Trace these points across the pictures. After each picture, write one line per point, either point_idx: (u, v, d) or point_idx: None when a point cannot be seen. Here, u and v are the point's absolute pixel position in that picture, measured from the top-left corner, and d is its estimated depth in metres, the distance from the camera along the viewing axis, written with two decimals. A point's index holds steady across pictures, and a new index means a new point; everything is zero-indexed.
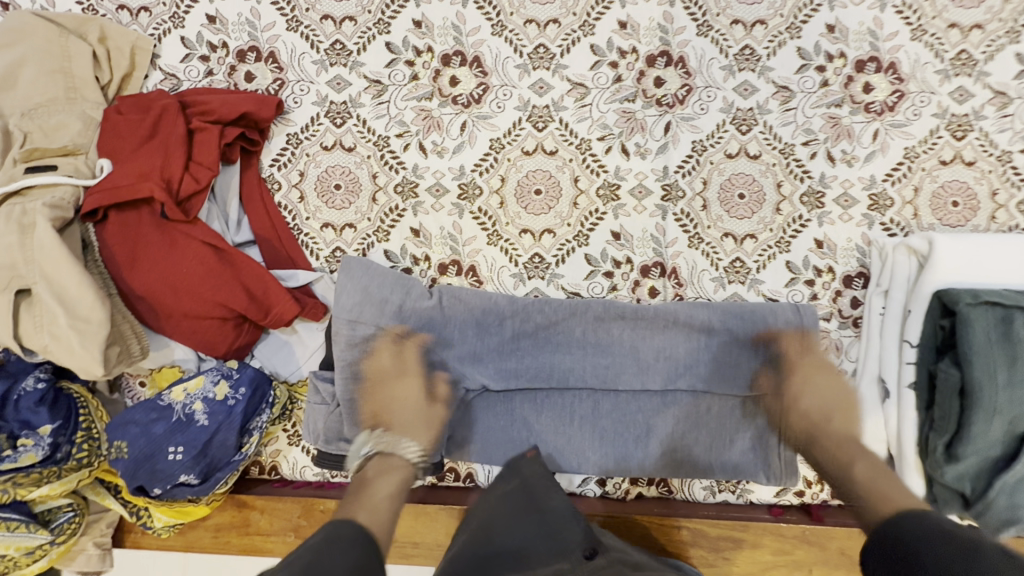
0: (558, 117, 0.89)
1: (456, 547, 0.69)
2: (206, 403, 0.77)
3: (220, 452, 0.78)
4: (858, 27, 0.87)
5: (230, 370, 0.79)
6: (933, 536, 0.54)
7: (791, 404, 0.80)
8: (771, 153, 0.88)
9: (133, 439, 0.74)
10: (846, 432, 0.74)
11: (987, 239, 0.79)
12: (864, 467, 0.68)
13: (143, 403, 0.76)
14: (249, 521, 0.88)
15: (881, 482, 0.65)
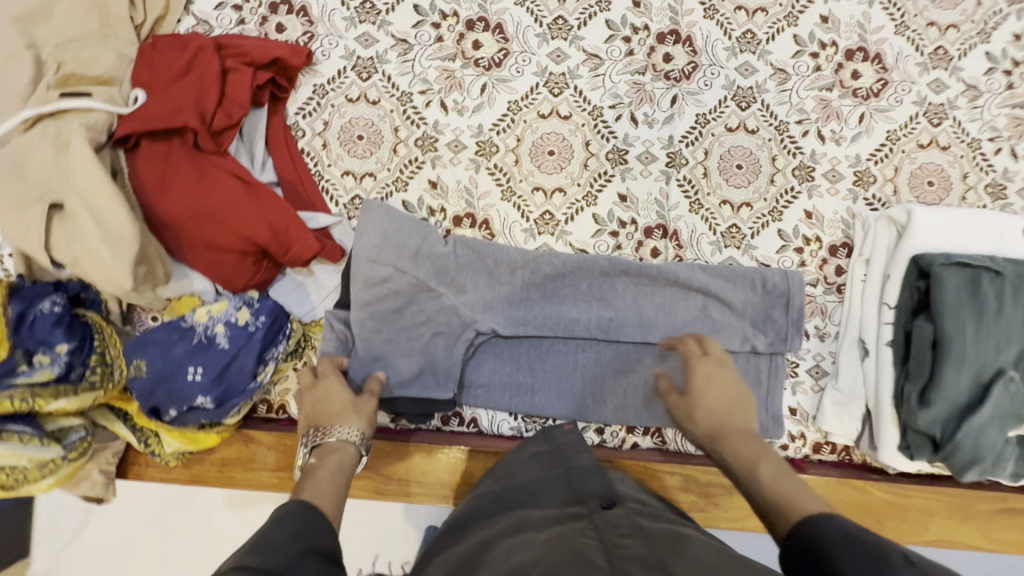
0: (573, 85, 0.95)
1: (485, 490, 0.76)
2: (227, 327, 0.79)
3: (236, 378, 0.80)
4: (849, 19, 0.96)
5: (252, 298, 0.81)
6: (844, 545, 0.52)
7: (694, 404, 0.79)
8: (768, 129, 0.96)
9: (154, 358, 0.77)
10: (746, 428, 0.75)
11: (958, 212, 0.87)
12: (769, 465, 0.68)
13: (165, 325, 0.79)
14: (256, 456, 0.89)
15: (786, 482, 0.65)
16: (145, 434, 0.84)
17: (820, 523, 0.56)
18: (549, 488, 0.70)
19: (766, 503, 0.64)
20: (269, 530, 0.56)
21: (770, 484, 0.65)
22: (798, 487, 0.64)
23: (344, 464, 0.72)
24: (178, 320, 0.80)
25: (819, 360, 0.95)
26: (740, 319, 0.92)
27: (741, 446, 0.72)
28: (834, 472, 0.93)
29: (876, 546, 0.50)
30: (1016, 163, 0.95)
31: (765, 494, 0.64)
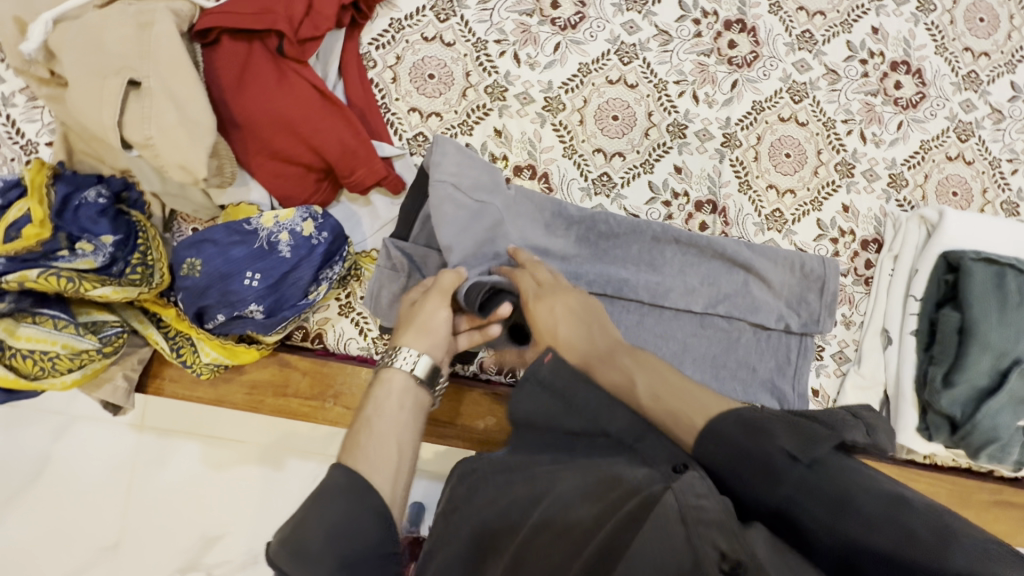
0: (642, 56, 0.99)
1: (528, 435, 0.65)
2: (291, 236, 0.76)
3: (291, 291, 0.77)
4: (896, 34, 1.03)
5: (318, 212, 0.79)
6: (735, 464, 0.51)
7: (553, 342, 0.72)
8: (816, 124, 1.01)
9: (211, 257, 0.74)
10: (609, 349, 0.70)
11: (984, 217, 0.94)
12: (644, 385, 0.62)
13: (225, 226, 0.76)
14: (289, 381, 0.86)
15: (669, 392, 0.60)
16: (180, 344, 0.80)
17: (703, 443, 0.53)
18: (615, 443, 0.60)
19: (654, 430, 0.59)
20: (307, 519, 0.52)
21: (651, 406, 0.60)
22: (676, 395, 0.59)
23: (391, 403, 0.66)
24: (239, 222, 0.76)
25: (844, 346, 0.99)
26: (777, 298, 0.96)
27: (610, 372, 0.66)
28: None
29: (762, 450, 0.50)
30: None
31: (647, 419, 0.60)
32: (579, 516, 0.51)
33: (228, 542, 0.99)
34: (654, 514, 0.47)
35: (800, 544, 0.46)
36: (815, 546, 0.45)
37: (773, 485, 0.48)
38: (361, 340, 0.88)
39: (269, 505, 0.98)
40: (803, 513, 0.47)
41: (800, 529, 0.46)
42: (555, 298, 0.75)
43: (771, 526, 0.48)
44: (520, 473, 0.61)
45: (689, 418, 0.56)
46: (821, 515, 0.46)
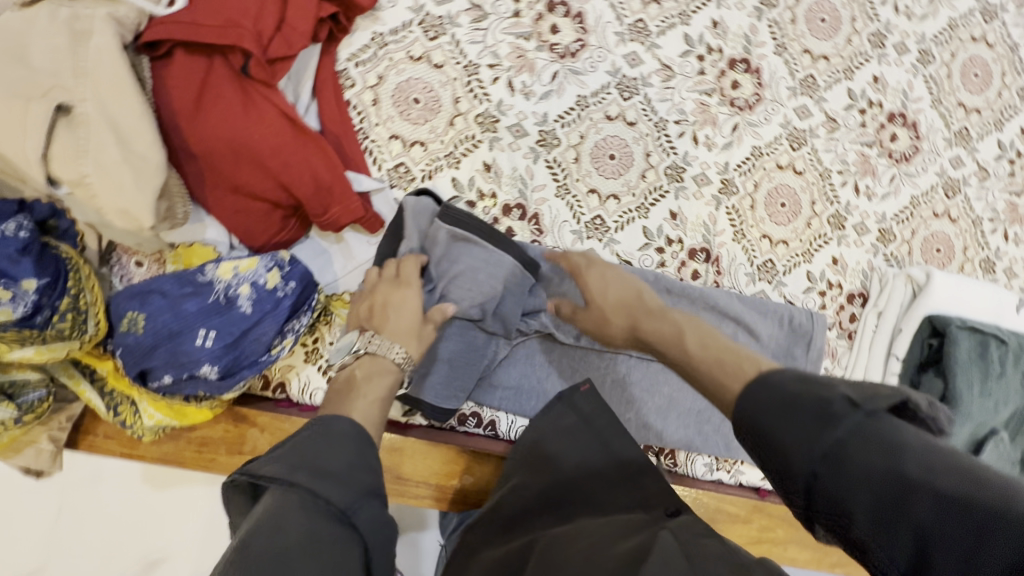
0: (643, 92, 0.93)
1: (523, 479, 0.74)
2: (253, 289, 0.70)
3: (250, 349, 0.70)
4: (895, 85, 1.01)
5: (284, 260, 0.73)
6: (787, 412, 0.45)
7: (600, 307, 0.71)
8: (813, 173, 0.99)
9: (158, 312, 0.67)
10: (658, 307, 0.67)
11: (969, 281, 0.94)
12: (697, 339, 0.59)
13: (174, 276, 0.69)
14: (245, 438, 0.78)
15: (718, 343, 0.57)
16: (116, 401, 0.71)
17: (751, 393, 0.48)
18: (606, 486, 0.70)
19: (702, 380, 0.55)
20: (311, 450, 0.48)
21: (702, 357, 0.56)
22: (730, 347, 0.56)
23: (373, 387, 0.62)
24: (191, 271, 0.70)
25: None
26: (765, 352, 0.94)
27: (659, 329, 0.63)
28: None
29: (814, 398, 0.45)
30: (1006, 245, 1.05)
31: (695, 369, 0.56)
32: (579, 551, 0.56)
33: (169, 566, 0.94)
34: (653, 550, 0.52)
35: (848, 489, 0.41)
36: (863, 492, 0.41)
37: (825, 430, 0.43)
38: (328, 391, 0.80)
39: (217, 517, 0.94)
40: (858, 460, 0.41)
41: (848, 474, 0.41)
42: (602, 274, 0.73)
43: (816, 470, 0.43)
44: (525, 528, 0.68)
45: (740, 365, 0.52)
46: (875, 457, 0.41)
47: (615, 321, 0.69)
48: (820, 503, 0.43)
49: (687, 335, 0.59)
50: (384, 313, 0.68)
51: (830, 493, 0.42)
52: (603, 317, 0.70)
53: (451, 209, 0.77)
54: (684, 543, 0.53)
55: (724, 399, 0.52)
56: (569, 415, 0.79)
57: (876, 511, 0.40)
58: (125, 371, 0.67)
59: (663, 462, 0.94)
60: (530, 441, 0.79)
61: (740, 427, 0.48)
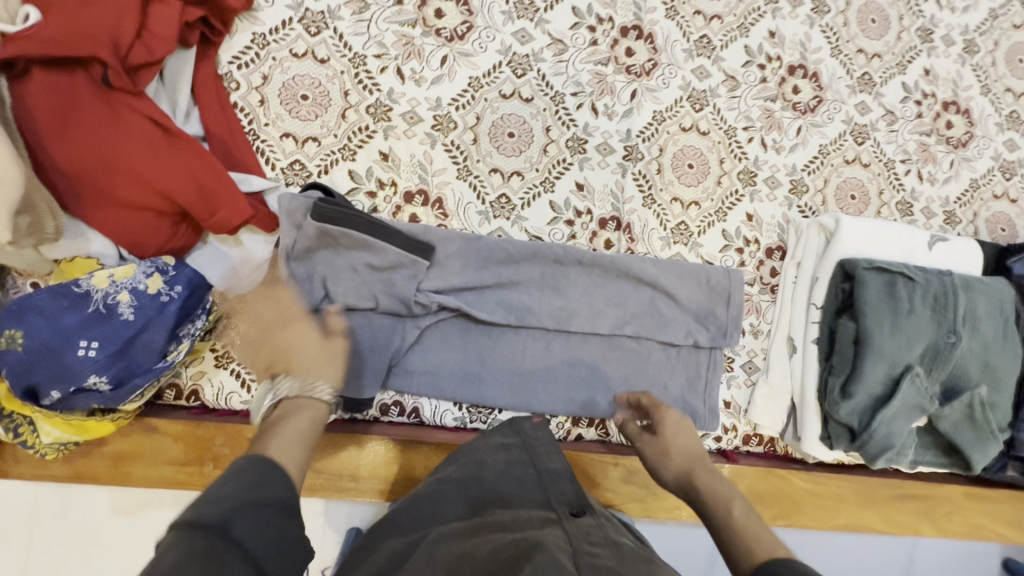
0: (537, 68, 0.93)
1: (449, 475, 0.73)
2: (133, 295, 0.72)
3: (142, 356, 0.73)
4: (793, 37, 1.02)
5: (166, 266, 0.75)
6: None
7: (667, 443, 0.78)
8: (718, 133, 0.99)
9: (35, 327, 0.68)
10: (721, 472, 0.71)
11: (878, 223, 0.95)
12: (743, 508, 0.63)
13: (49, 291, 0.69)
14: (160, 449, 0.78)
15: (757, 521, 0.60)
16: (15, 421, 0.72)
17: (779, 561, 0.52)
18: (518, 483, 0.70)
19: (731, 541, 0.58)
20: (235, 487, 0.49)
21: (738, 517, 0.61)
22: (767, 532, 0.58)
23: (307, 422, 0.66)
24: (66, 285, 0.70)
25: (753, 356, 0.99)
26: (684, 313, 0.94)
27: (712, 485, 0.68)
28: (762, 463, 0.98)
29: None
30: (921, 185, 1.06)
31: (730, 531, 0.59)
32: (476, 545, 0.57)
33: None
34: (541, 550, 0.54)
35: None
36: None
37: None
38: (243, 394, 0.82)
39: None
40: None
41: None
42: (680, 419, 0.81)
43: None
44: (429, 518, 0.66)
45: (768, 543, 0.56)
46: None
47: (675, 463, 0.75)
48: None
49: (734, 501, 0.64)
50: (290, 355, 0.74)
51: None
52: (665, 454, 0.77)
53: (318, 205, 0.76)
54: (576, 551, 0.56)
55: (746, 559, 0.55)
56: (507, 437, 0.79)
57: None
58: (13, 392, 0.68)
59: (596, 433, 0.97)
60: (466, 452, 0.79)
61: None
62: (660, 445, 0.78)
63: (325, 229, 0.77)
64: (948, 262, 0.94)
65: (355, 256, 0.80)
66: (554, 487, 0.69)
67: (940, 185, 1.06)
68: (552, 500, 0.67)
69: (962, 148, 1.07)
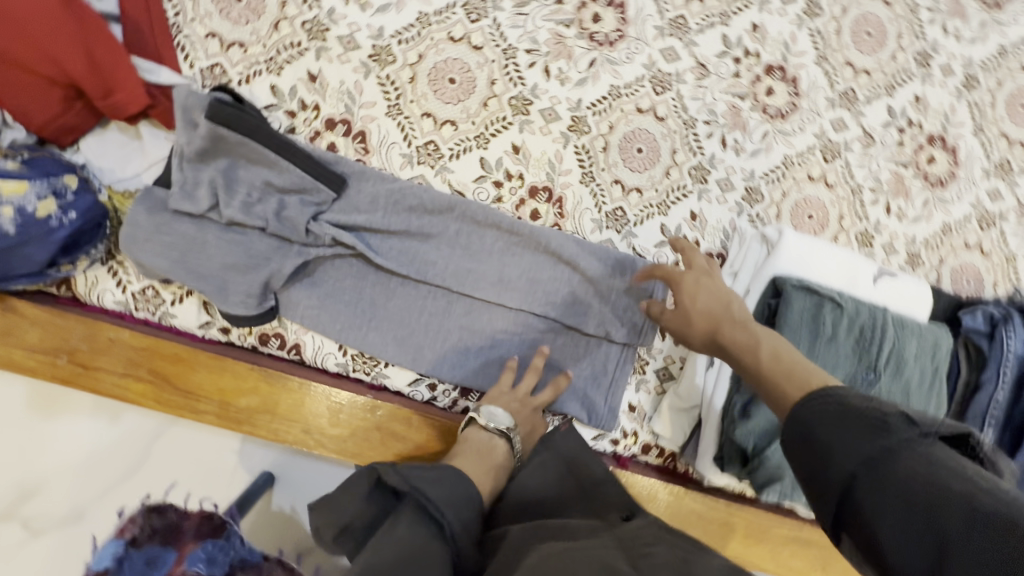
0: (493, 17, 0.88)
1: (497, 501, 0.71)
2: (18, 214, 0.66)
3: (20, 264, 0.69)
4: (776, 35, 0.95)
5: (64, 189, 0.69)
6: (842, 417, 0.47)
7: (687, 313, 0.70)
8: (676, 121, 0.93)
9: None
10: (744, 316, 0.66)
11: (823, 244, 0.88)
12: (771, 352, 0.59)
13: None
14: (14, 331, 0.75)
15: (793, 359, 0.57)
16: None
17: (808, 402, 0.51)
18: (555, 497, 0.69)
19: (767, 390, 0.57)
20: (460, 490, 0.61)
21: (771, 359, 0.58)
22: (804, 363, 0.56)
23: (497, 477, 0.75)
24: None
25: (668, 363, 0.93)
26: (603, 303, 0.88)
27: (738, 340, 0.63)
28: (655, 475, 0.92)
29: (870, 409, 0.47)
30: (887, 218, 0.98)
31: (760, 380, 0.58)
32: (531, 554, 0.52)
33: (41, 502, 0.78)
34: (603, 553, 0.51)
35: (885, 496, 0.42)
36: (901, 496, 0.42)
37: (883, 453, 0.44)
38: (116, 294, 0.79)
39: (100, 465, 0.84)
40: (901, 468, 0.43)
41: (891, 478, 0.43)
42: (697, 276, 0.72)
43: (856, 478, 0.45)
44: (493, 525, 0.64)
45: (809, 379, 0.54)
46: (915, 476, 0.42)
47: (694, 325, 0.69)
48: (853, 508, 0.44)
49: (763, 347, 0.60)
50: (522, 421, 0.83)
51: (867, 492, 0.44)
52: (687, 319, 0.70)
53: (220, 108, 0.73)
54: (629, 551, 0.51)
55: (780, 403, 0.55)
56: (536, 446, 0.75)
57: (903, 519, 0.41)
58: None
59: None
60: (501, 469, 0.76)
61: (789, 427, 0.51)
62: (680, 315, 0.70)
63: (219, 133, 0.74)
64: (888, 299, 0.88)
65: (256, 172, 0.77)
66: (601, 503, 0.68)
67: (908, 223, 0.98)
68: (603, 514, 0.66)
69: (940, 187, 0.99)
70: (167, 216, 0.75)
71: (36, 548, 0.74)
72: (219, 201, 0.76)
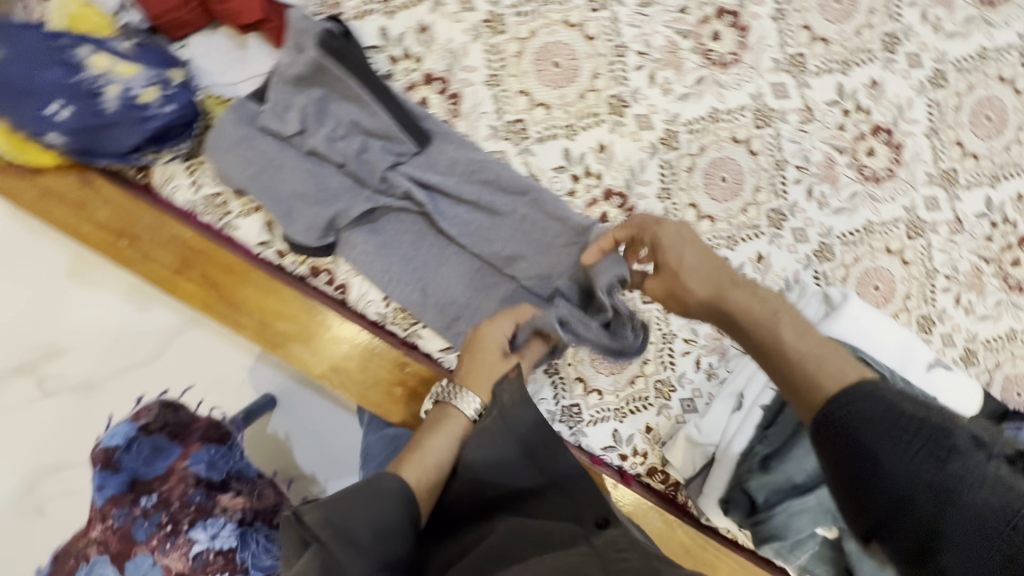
0: (613, 10, 0.87)
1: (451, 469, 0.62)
2: (121, 95, 0.68)
3: (109, 143, 0.70)
4: (892, 97, 0.92)
5: (169, 81, 0.71)
6: (892, 431, 0.49)
7: (679, 273, 0.67)
8: (767, 158, 0.90)
9: (12, 58, 0.65)
10: (747, 286, 0.65)
11: (883, 317, 0.86)
12: (797, 333, 0.60)
13: (48, 38, 0.67)
14: (88, 207, 0.77)
15: (816, 344, 0.59)
16: None
17: (855, 396, 0.52)
18: (531, 494, 0.60)
19: (791, 377, 0.58)
20: (352, 506, 0.52)
21: (799, 348, 0.59)
22: (831, 350, 0.58)
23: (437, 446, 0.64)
24: (67, 42, 0.67)
25: (696, 395, 0.93)
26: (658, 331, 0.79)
27: (759, 317, 0.62)
28: (654, 499, 0.92)
29: (936, 431, 0.48)
30: (954, 309, 0.94)
31: (786, 363, 0.59)
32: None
33: (70, 358, 0.89)
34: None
35: (946, 521, 0.45)
36: (960, 523, 0.45)
37: (948, 478, 0.46)
38: (187, 192, 0.79)
39: (123, 346, 0.90)
40: (969, 495, 0.45)
41: (951, 504, 0.46)
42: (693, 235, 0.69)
43: (914, 499, 0.47)
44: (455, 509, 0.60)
45: (842, 371, 0.55)
46: (977, 507, 0.45)
47: (693, 285, 0.66)
48: (905, 522, 0.47)
49: (787, 326, 0.61)
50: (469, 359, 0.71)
51: (920, 513, 0.47)
52: (681, 277, 0.67)
53: (331, 38, 0.74)
54: (605, 562, 0.48)
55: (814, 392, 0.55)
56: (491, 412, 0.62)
57: (958, 541, 0.45)
58: None
59: None
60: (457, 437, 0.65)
61: (831, 430, 0.53)
62: (671, 276, 0.68)
63: (324, 63, 0.74)
64: (939, 391, 0.86)
65: (346, 109, 0.77)
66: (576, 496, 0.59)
67: (975, 319, 0.95)
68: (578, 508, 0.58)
69: (1016, 292, 0.96)
70: (250, 131, 0.75)
71: (43, 407, 0.87)
72: (307, 129, 0.77)
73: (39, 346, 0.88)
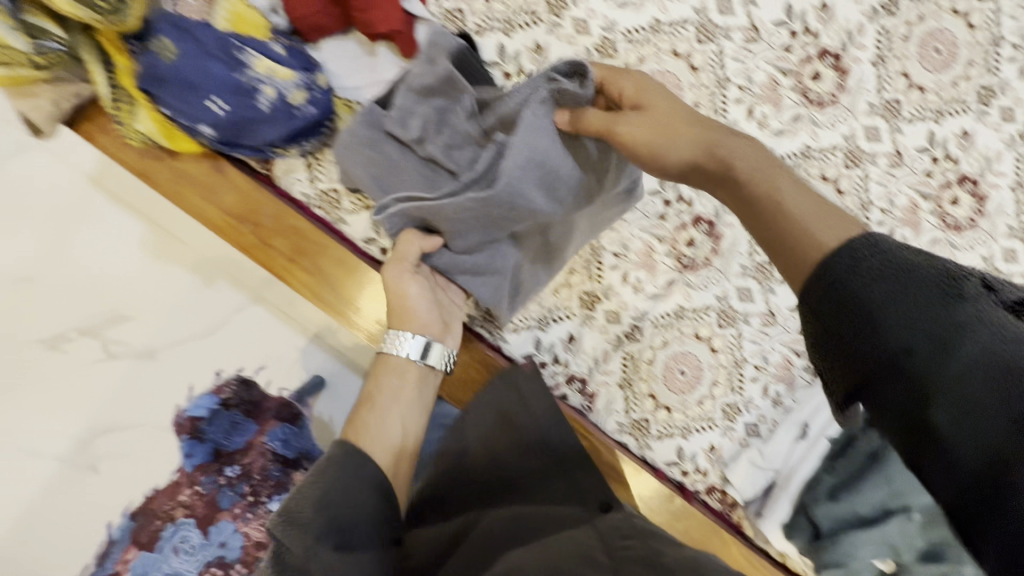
0: (720, 43, 0.90)
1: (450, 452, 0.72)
2: (276, 96, 0.75)
3: (254, 136, 0.78)
4: (982, 148, 0.94)
5: (315, 85, 0.77)
6: (889, 278, 0.42)
7: (649, 118, 0.59)
8: (853, 198, 0.92)
9: (186, 54, 0.72)
10: (715, 131, 0.58)
11: None
12: (772, 183, 0.52)
13: (218, 37, 0.73)
14: (215, 192, 0.83)
15: (809, 202, 0.51)
16: (120, 94, 0.77)
17: (852, 246, 0.45)
18: (538, 479, 0.70)
19: (787, 247, 0.50)
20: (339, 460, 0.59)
21: (800, 207, 0.51)
22: (821, 206, 0.50)
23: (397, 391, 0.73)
24: (234, 44, 0.74)
25: (760, 420, 0.93)
26: None
27: (740, 161, 0.55)
28: (712, 516, 0.92)
29: (927, 270, 0.42)
30: None
31: (781, 230, 0.51)
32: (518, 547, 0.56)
33: (133, 326, 0.81)
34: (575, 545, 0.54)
35: (945, 371, 0.39)
36: (965, 373, 0.38)
37: (955, 325, 0.40)
38: (304, 186, 0.85)
39: (187, 314, 0.82)
40: (970, 340, 0.39)
41: (953, 352, 0.39)
42: (656, 84, 0.62)
43: (912, 350, 0.40)
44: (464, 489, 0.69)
45: (847, 226, 0.47)
46: (983, 351, 0.38)
47: (678, 137, 0.58)
48: (896, 381, 0.40)
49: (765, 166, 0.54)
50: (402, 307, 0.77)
51: (921, 367, 0.39)
52: (663, 128, 0.59)
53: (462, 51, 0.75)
54: (611, 547, 0.55)
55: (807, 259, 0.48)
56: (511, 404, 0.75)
57: (966, 393, 0.38)
58: (139, 82, 0.74)
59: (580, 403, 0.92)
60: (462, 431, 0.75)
61: (820, 291, 0.45)
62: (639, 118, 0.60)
63: (451, 75, 0.75)
64: None
65: None
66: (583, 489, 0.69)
67: None
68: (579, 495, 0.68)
69: None
70: (380, 136, 0.79)
71: (108, 368, 0.79)
72: (425, 137, 0.78)
73: (102, 311, 0.80)
